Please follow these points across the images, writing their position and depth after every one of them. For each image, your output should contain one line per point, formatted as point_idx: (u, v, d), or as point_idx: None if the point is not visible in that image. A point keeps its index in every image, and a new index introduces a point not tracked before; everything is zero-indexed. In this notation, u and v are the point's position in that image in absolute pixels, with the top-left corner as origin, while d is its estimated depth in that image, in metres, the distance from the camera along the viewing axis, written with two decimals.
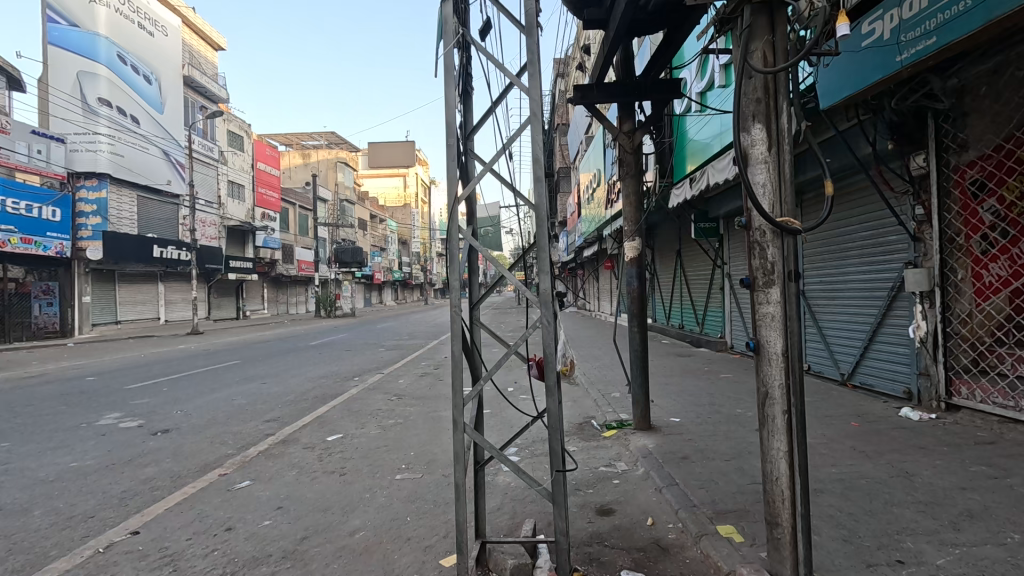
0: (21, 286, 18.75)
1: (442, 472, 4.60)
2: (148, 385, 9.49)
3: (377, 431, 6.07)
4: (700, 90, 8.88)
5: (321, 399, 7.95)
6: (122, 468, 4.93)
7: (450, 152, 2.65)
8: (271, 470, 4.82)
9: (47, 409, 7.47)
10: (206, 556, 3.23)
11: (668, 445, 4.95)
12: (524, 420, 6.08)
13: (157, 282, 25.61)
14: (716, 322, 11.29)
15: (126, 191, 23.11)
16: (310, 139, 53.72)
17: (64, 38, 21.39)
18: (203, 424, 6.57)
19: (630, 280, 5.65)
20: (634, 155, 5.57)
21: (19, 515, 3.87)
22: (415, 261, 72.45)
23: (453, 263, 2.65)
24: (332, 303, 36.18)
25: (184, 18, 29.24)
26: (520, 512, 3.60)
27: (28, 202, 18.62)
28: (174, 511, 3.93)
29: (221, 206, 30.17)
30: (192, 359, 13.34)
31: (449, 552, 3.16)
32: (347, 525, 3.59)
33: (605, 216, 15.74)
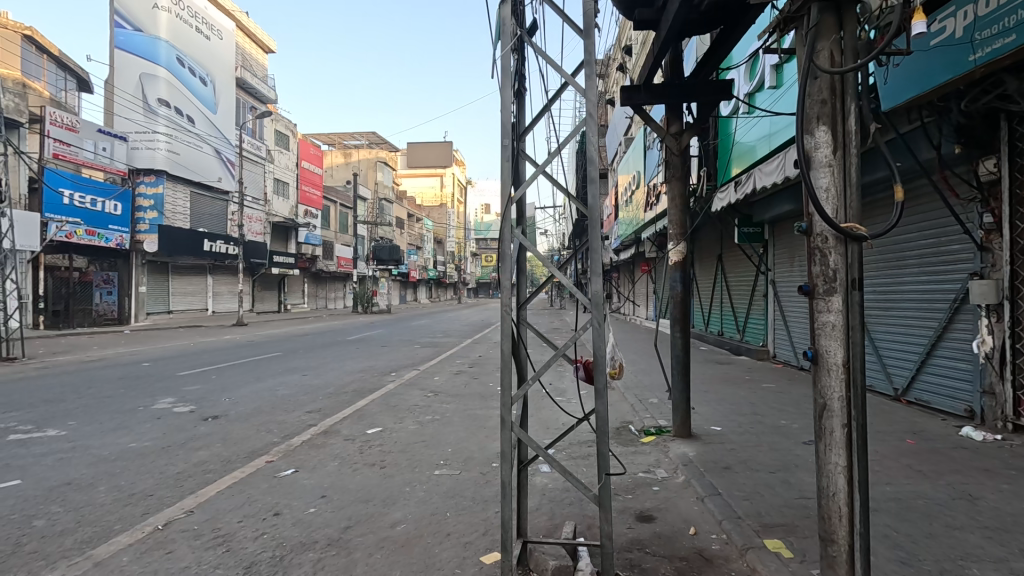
0: (84, 275, 20.03)
1: (480, 470, 4.64)
2: (199, 372, 9.95)
3: (414, 426, 6.18)
4: (748, 91, 8.66)
5: (359, 393, 8.14)
6: (177, 451, 5.18)
7: (504, 151, 2.67)
8: (314, 459, 4.96)
9: (107, 392, 7.93)
10: (256, 538, 3.36)
11: (710, 454, 4.84)
12: (560, 421, 6.07)
13: (205, 274, 26.78)
14: (757, 329, 10.97)
15: (181, 188, 24.28)
16: (352, 138, 55.13)
17: (129, 42, 22.72)
18: (250, 412, 6.85)
19: (673, 283, 5.55)
20: (681, 157, 5.45)
21: (86, 490, 4.12)
22: (449, 261, 73.22)
23: (505, 261, 2.68)
24: (368, 299, 36.93)
25: (238, 22, 30.52)
26: (560, 514, 3.58)
27: (93, 196, 19.88)
28: (226, 494, 4.10)
29: (267, 203, 31.30)
30: (237, 349, 13.90)
31: (489, 550, 3.18)
32: (389, 517, 3.67)
33: (643, 219, 15.50)
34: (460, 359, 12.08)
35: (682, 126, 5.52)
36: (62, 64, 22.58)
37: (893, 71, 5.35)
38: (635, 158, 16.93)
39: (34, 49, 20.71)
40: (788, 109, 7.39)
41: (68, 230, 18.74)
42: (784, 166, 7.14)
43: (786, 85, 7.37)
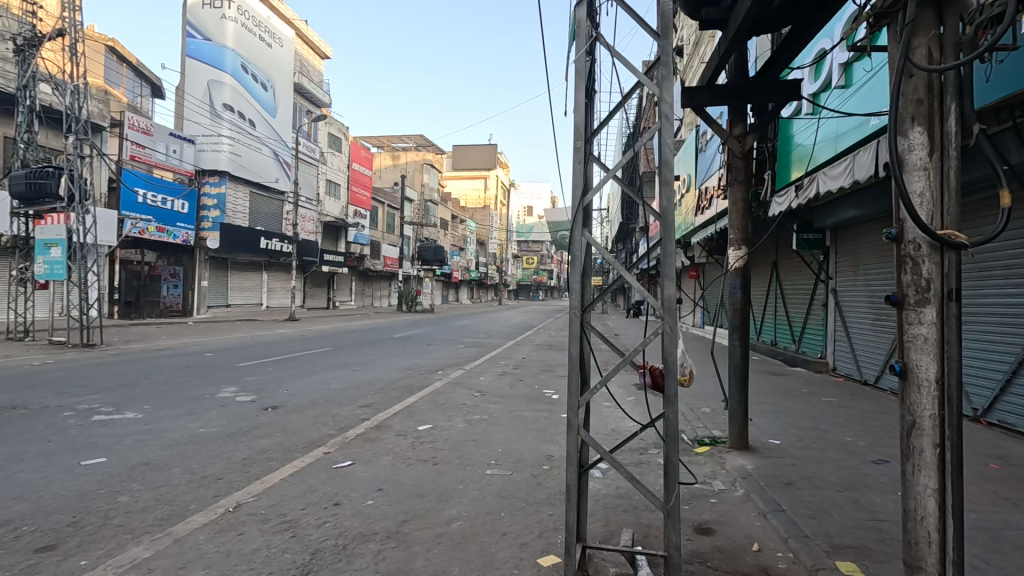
0: (153, 269, 21.37)
1: (531, 472, 4.64)
2: (257, 364, 10.44)
3: (464, 425, 6.25)
4: (813, 92, 8.31)
5: (408, 390, 8.30)
6: (241, 438, 5.44)
7: (576, 154, 2.73)
8: (368, 453, 5.10)
9: (176, 379, 8.43)
10: (320, 526, 3.48)
11: (770, 468, 4.66)
12: (611, 427, 6.01)
13: (261, 270, 28.07)
14: (815, 340, 10.50)
15: (241, 188, 25.55)
16: (400, 141, 56.37)
17: (199, 51, 24.13)
18: (307, 404, 7.12)
19: (733, 290, 5.38)
20: (744, 160, 5.28)
21: (161, 471, 4.39)
22: (491, 262, 73.74)
23: (573, 263, 2.72)
24: (413, 298, 37.67)
25: (297, 30, 31.92)
26: (615, 521, 3.52)
27: (164, 195, 21.25)
28: (289, 481, 4.28)
29: (320, 203, 32.52)
30: (290, 343, 14.51)
31: (546, 553, 3.16)
32: (444, 513, 3.72)
33: (693, 223, 15.08)
34: (504, 360, 12.16)
35: (746, 128, 5.35)
36: (139, 71, 24.24)
37: (995, 67, 4.96)
38: (685, 161, 16.57)
39: (115, 59, 22.33)
40: (858, 110, 7.01)
41: (141, 227, 20.08)
42: (853, 169, 6.80)
43: (856, 86, 7.01)
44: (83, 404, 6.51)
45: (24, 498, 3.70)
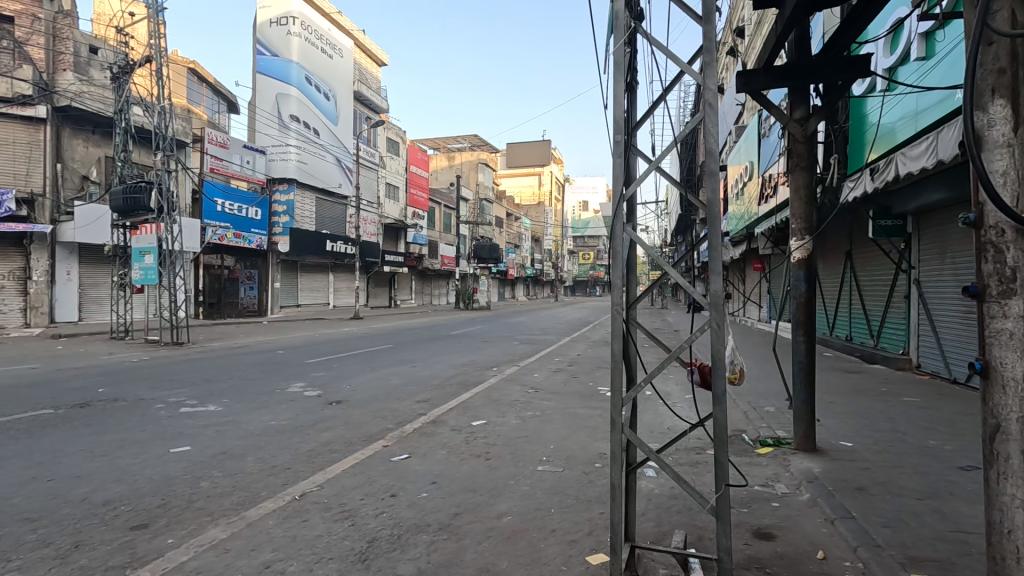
0: (232, 273, 23.08)
1: (582, 469, 4.61)
2: (324, 360, 11.03)
3: (516, 421, 6.31)
4: (888, 66, 7.64)
5: (463, 386, 8.48)
6: (307, 430, 5.78)
7: (616, 148, 2.68)
8: (424, 447, 5.26)
9: (251, 375, 9.08)
10: (377, 516, 3.64)
11: (839, 471, 4.37)
12: (666, 425, 5.87)
13: (328, 272, 29.53)
14: (896, 335, 9.70)
15: (308, 194, 26.99)
16: (454, 142, 57.25)
17: (268, 67, 25.72)
18: (368, 399, 7.46)
19: (796, 283, 5.09)
20: (806, 144, 4.95)
21: (237, 459, 4.75)
22: (547, 259, 73.51)
23: (615, 259, 2.68)
24: (470, 296, 38.22)
25: (356, 41, 33.28)
26: (668, 521, 3.44)
27: (240, 204, 22.86)
28: (349, 473, 4.50)
29: (380, 206, 33.77)
30: (355, 341, 15.19)
31: (595, 551, 3.15)
32: (495, 508, 3.78)
33: (757, 213, 14.34)
34: (558, 357, 12.13)
35: (808, 110, 5.02)
36: (217, 90, 26.24)
37: None
38: (747, 148, 15.79)
39: (196, 79, 24.29)
40: (939, 84, 6.41)
41: (220, 234, 21.74)
42: (936, 148, 6.22)
43: (937, 57, 6.39)
44: (172, 397, 7.15)
45: (122, 481, 4.13)
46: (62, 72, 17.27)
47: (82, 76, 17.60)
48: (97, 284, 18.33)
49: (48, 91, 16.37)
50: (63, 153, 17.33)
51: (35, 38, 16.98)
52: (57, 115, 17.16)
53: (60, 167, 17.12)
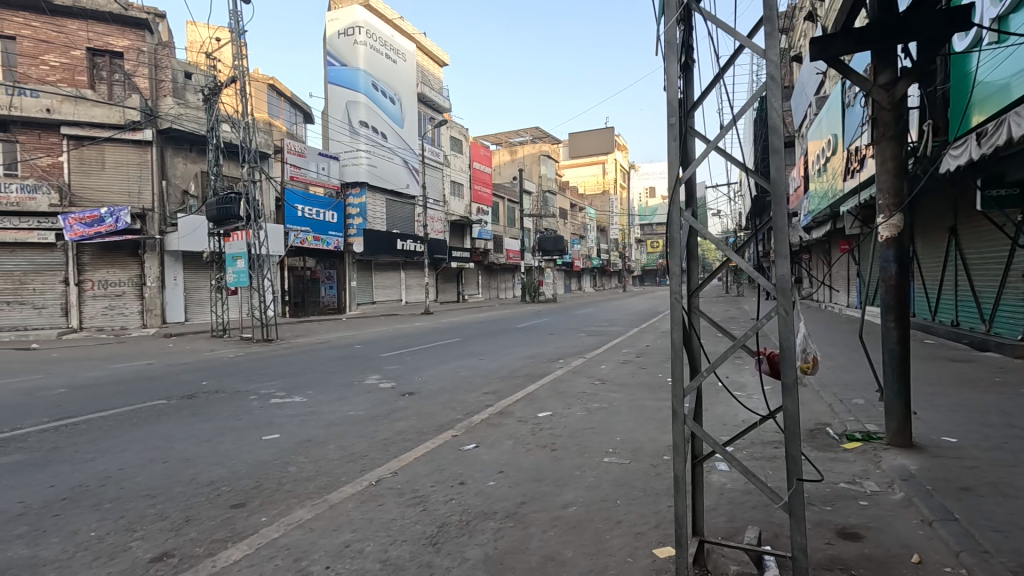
0: (313, 273, 24.69)
1: (649, 462, 4.52)
2: (397, 354, 11.55)
3: (583, 413, 6.29)
4: (997, 15, 6.73)
5: (530, 378, 8.56)
6: (381, 420, 6.10)
7: (670, 131, 2.59)
8: (491, 437, 5.38)
9: (332, 368, 9.72)
10: (447, 502, 3.79)
11: (940, 470, 3.97)
12: (739, 419, 5.61)
13: (399, 269, 30.76)
14: (1014, 319, 8.62)
15: (379, 197, 28.21)
16: (516, 136, 57.40)
17: (338, 76, 27.10)
18: (438, 390, 7.74)
19: (885, 264, 4.68)
20: (894, 111, 4.49)
21: (320, 447, 5.11)
22: (613, 249, 72.04)
23: (673, 246, 2.60)
24: (535, 289, 38.28)
25: (418, 44, 34.25)
26: (741, 517, 3.30)
27: (317, 209, 24.35)
28: (420, 461, 4.70)
29: (446, 204, 34.63)
30: (425, 335, 15.75)
31: (663, 544, 3.09)
32: (560, 498, 3.81)
33: (842, 189, 13.19)
34: (626, 348, 11.92)
35: (896, 74, 4.55)
36: (294, 103, 28.04)
37: None
38: (829, 119, 14.55)
39: (276, 94, 26.10)
40: None
41: (301, 237, 23.31)
42: None
43: None
44: (264, 389, 7.80)
45: (223, 465, 4.59)
46: (163, 98, 19.20)
47: (179, 100, 19.40)
48: (200, 287, 20.26)
49: (153, 117, 18.27)
50: (167, 171, 19.32)
51: (142, 69, 19.04)
52: (161, 137, 19.09)
53: (165, 184, 19.15)
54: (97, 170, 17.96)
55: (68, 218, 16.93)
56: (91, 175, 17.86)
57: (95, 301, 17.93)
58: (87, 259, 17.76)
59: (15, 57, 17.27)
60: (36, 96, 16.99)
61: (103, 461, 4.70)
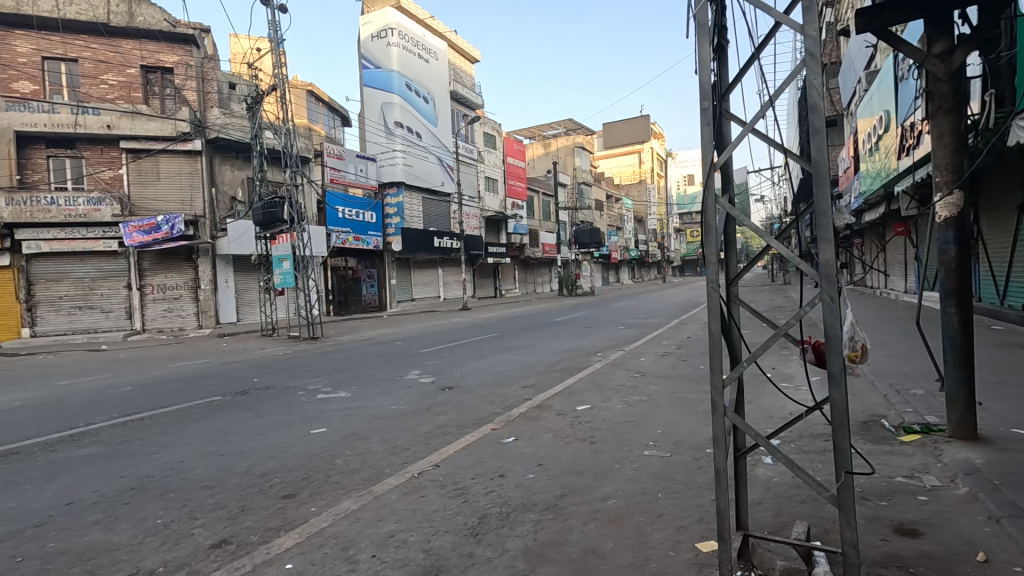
0: (354, 273, 25.38)
1: (692, 455, 4.43)
2: (436, 349, 11.76)
3: (622, 406, 6.23)
4: None
5: (568, 371, 8.54)
6: (423, 414, 6.24)
7: (704, 115, 2.52)
8: (530, 430, 5.41)
9: (375, 364, 10.01)
10: (487, 494, 3.85)
11: (1010, 464, 3.72)
12: (786, 411, 5.43)
13: (437, 266, 31.20)
14: None
15: (415, 195, 28.62)
16: (550, 129, 56.96)
17: (373, 79, 27.64)
18: (477, 384, 7.84)
19: (944, 245, 4.40)
20: (952, 82, 4.19)
21: (364, 440, 5.28)
22: (652, 239, 70.57)
23: (708, 233, 2.54)
24: (573, 283, 38.02)
25: (449, 42, 34.49)
26: (788, 511, 3.20)
27: (357, 209, 24.98)
28: (461, 453, 4.78)
29: (481, 200, 34.83)
30: (464, 331, 15.92)
31: (705, 538, 3.04)
32: (600, 491, 3.80)
33: (896, 168, 12.44)
34: (667, 340, 11.71)
35: (954, 42, 4.22)
36: (332, 107, 28.82)
37: None
38: (880, 95, 13.74)
39: (314, 100, 26.87)
40: None
41: (343, 238, 24.00)
42: None
43: None
44: (311, 385, 8.13)
45: (274, 457, 4.81)
46: (210, 109, 19.89)
47: (225, 110, 20.15)
48: (249, 289, 21.21)
49: (201, 127, 19.14)
50: (216, 179, 20.26)
51: (190, 82, 19.97)
52: (210, 147, 19.94)
53: (214, 191, 20.03)
54: (154, 181, 19.04)
55: (127, 226, 18.06)
56: (148, 186, 18.96)
57: (155, 304, 19.07)
58: (147, 265, 18.91)
59: (78, 78, 18.59)
60: (98, 113, 18.20)
61: (167, 453, 5.02)
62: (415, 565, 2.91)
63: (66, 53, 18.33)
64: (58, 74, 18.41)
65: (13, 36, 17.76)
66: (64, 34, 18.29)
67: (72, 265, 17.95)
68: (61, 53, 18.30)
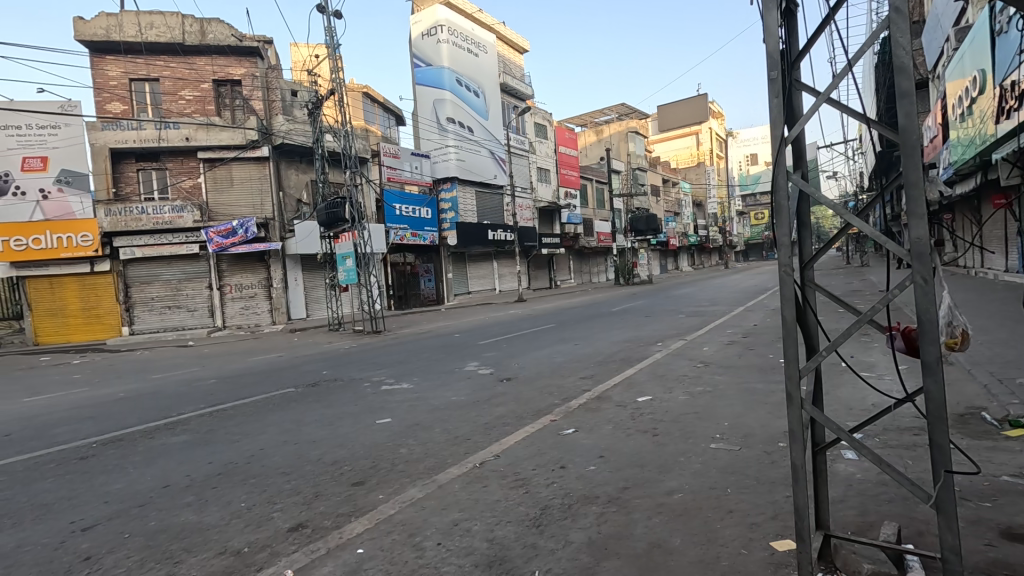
0: (412, 268, 26.12)
1: (763, 448, 4.22)
2: (493, 341, 11.89)
3: (685, 397, 6.03)
4: None
5: (627, 361, 8.37)
6: (482, 405, 6.33)
7: (772, 87, 2.35)
8: (590, 422, 5.34)
9: (435, 356, 10.27)
10: (548, 485, 3.84)
11: None
12: (868, 402, 5.04)
13: (491, 259, 31.49)
14: None
15: (469, 190, 28.94)
16: (603, 115, 55.77)
17: (425, 77, 28.14)
18: (535, 376, 7.85)
19: None
20: None
21: (428, 430, 5.42)
22: (712, 223, 67.62)
23: (780, 213, 2.37)
24: (630, 271, 37.19)
25: (498, 34, 34.46)
26: (875, 511, 2.97)
27: (413, 206, 25.61)
28: (521, 444, 4.81)
29: (534, 191, 34.69)
30: (520, 322, 15.98)
31: (781, 536, 2.88)
32: (665, 484, 3.69)
33: (994, 134, 11.16)
34: (732, 328, 11.21)
35: None
36: (387, 108, 29.63)
37: None
38: (974, 53, 12.35)
39: (370, 102, 27.70)
40: None
41: (401, 234, 24.69)
42: None
43: None
44: (375, 377, 8.45)
45: (343, 446, 5.03)
46: (275, 117, 21.06)
47: (288, 117, 21.23)
48: (316, 286, 22.33)
49: (268, 134, 20.22)
50: (283, 183, 21.41)
51: (257, 92, 21.13)
52: (276, 152, 21.05)
53: (281, 195, 21.20)
54: (228, 188, 20.38)
55: (209, 231, 19.30)
56: (223, 193, 20.32)
57: (233, 302, 20.47)
58: (225, 266, 20.30)
59: (160, 96, 20.18)
60: (178, 127, 19.68)
61: (248, 441, 5.38)
62: (480, 554, 2.95)
63: (149, 73, 19.91)
64: (143, 93, 20.06)
65: (105, 61, 19.50)
66: (146, 56, 19.91)
67: (161, 269, 19.62)
68: (145, 73, 19.91)
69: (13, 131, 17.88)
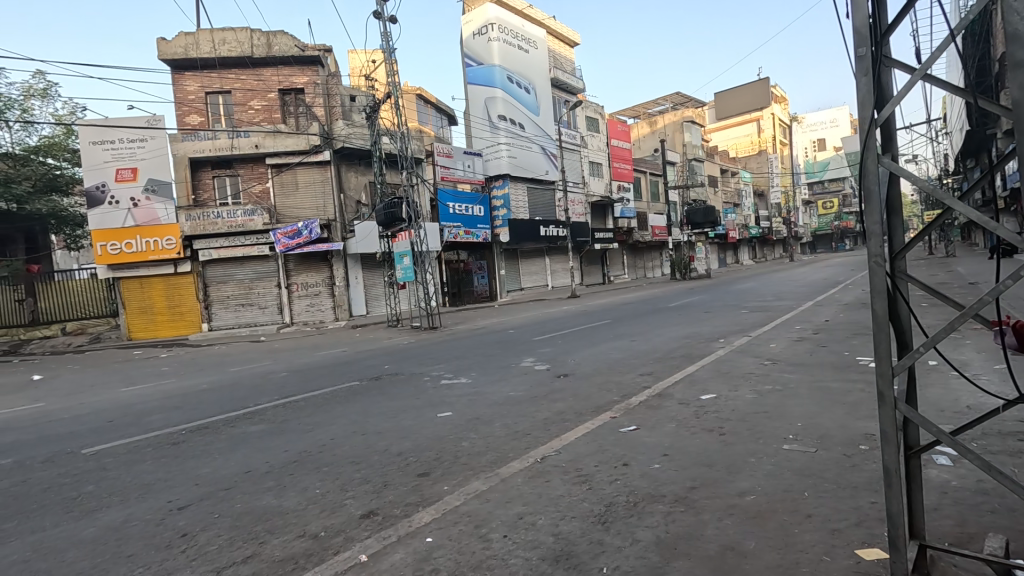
0: (465, 265, 26.58)
1: (842, 451, 3.97)
2: (548, 337, 11.87)
3: (752, 395, 5.77)
4: None
5: (688, 358, 8.12)
6: (540, 401, 6.34)
7: (861, 64, 2.21)
8: (652, 419, 5.23)
9: (491, 352, 10.40)
10: (612, 482, 3.79)
11: None
12: (963, 404, 4.61)
13: (543, 255, 31.43)
14: None
15: (521, 186, 29.00)
16: (656, 105, 54.21)
17: (476, 76, 28.44)
18: (592, 372, 7.77)
19: None
20: None
21: (487, 425, 5.49)
22: (775, 214, 64.19)
23: (869, 199, 2.22)
24: (686, 266, 36.02)
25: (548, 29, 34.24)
26: (977, 521, 2.73)
27: (466, 204, 25.99)
28: (582, 440, 4.77)
29: (585, 185, 34.29)
30: (574, 319, 15.84)
31: (868, 544, 2.71)
32: (735, 485, 3.56)
33: None
34: (800, 323, 10.62)
35: None
36: (440, 108, 30.15)
37: None
38: None
39: (424, 103, 28.31)
40: None
41: (454, 233, 25.13)
42: None
43: None
44: (434, 372, 8.65)
45: (407, 438, 5.19)
46: (335, 122, 21.92)
47: (348, 122, 22.03)
48: (374, 284, 23.12)
49: (329, 139, 21.06)
50: (343, 185, 22.30)
51: (318, 99, 22.10)
52: (336, 156, 21.91)
53: (341, 197, 22.08)
54: (294, 191, 21.47)
55: (277, 233, 20.57)
56: (289, 196, 21.44)
57: (299, 300, 21.57)
58: (292, 266, 21.41)
59: (232, 107, 21.58)
60: (248, 136, 20.94)
61: (319, 431, 5.67)
62: (546, 548, 2.96)
63: (222, 86, 21.31)
64: (217, 105, 21.52)
65: (184, 77, 20.97)
66: (219, 70, 21.27)
67: (234, 269, 20.98)
68: (218, 87, 21.33)
69: (107, 145, 19.64)
